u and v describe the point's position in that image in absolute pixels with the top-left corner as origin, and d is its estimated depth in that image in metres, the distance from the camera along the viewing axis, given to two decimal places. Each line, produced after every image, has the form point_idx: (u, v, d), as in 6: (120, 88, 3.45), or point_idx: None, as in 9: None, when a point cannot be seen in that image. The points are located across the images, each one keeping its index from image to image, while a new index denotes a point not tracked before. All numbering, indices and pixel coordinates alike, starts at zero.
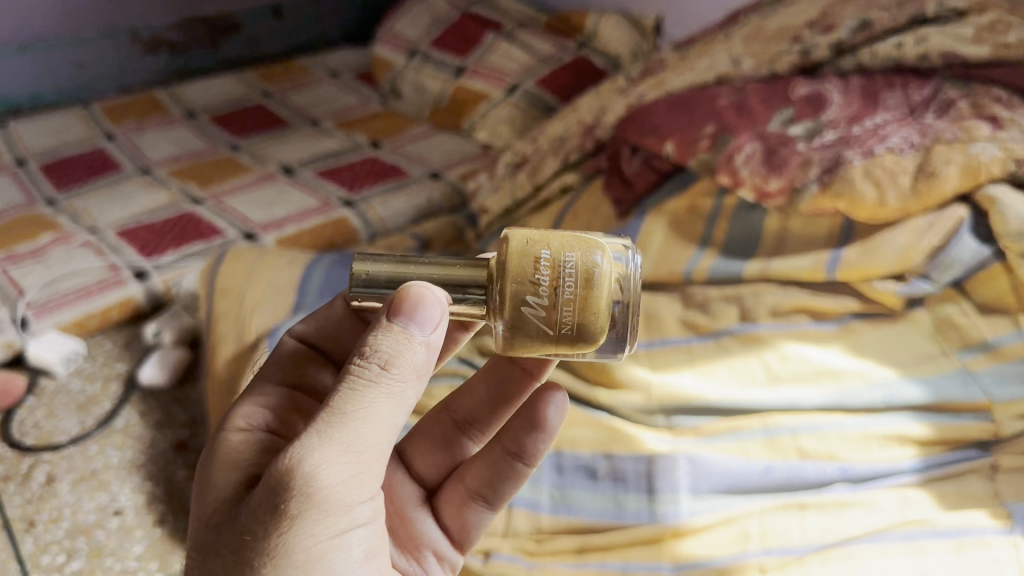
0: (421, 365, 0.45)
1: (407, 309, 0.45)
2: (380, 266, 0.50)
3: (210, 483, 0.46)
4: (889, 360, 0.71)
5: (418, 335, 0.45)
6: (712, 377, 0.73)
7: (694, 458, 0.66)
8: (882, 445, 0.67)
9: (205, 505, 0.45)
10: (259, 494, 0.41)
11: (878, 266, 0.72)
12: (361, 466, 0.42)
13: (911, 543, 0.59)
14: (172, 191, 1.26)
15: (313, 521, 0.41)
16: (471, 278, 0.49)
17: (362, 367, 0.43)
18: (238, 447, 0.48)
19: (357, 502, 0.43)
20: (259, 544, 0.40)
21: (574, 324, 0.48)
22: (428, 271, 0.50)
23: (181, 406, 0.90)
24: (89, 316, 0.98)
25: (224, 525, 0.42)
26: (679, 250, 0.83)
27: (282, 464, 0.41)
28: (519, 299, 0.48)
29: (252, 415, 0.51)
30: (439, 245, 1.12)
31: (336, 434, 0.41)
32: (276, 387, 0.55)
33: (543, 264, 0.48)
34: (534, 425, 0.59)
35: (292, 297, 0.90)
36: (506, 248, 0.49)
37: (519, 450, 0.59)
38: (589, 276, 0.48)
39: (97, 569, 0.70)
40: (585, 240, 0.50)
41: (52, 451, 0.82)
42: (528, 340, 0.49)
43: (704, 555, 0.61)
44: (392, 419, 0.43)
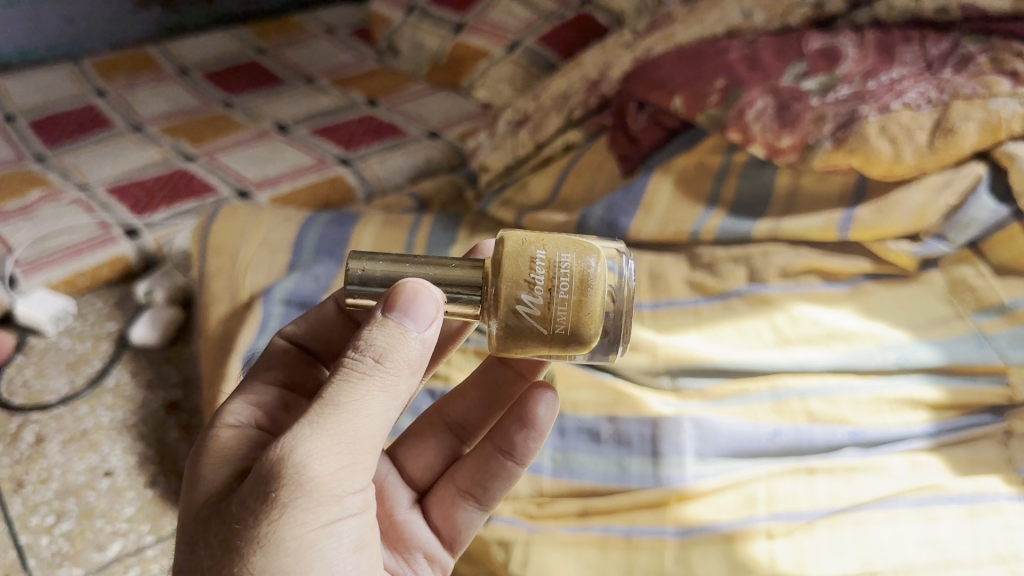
0: (415, 361, 0.43)
1: (401, 305, 0.43)
2: (376, 262, 0.47)
3: (199, 478, 0.43)
4: (901, 323, 0.69)
5: (412, 331, 0.43)
6: (720, 339, 0.71)
7: (701, 422, 0.64)
8: (893, 410, 0.64)
9: (195, 498, 0.42)
10: (248, 484, 0.39)
11: (893, 225, 0.70)
12: (352, 457, 0.40)
13: (923, 509, 0.57)
14: (164, 148, 1.23)
15: (304, 509, 0.38)
16: (467, 279, 0.47)
17: (356, 360, 0.41)
18: (227, 442, 0.45)
19: (348, 492, 0.40)
20: (249, 533, 0.38)
21: (567, 327, 0.46)
22: (423, 271, 0.47)
23: (174, 365, 0.88)
24: (79, 274, 0.96)
25: (213, 515, 0.40)
26: (686, 210, 0.80)
27: (273, 454, 0.39)
28: (512, 300, 0.45)
29: (241, 413, 0.49)
30: (438, 204, 1.09)
31: (328, 424, 0.39)
32: (266, 386, 0.53)
33: (538, 265, 0.46)
34: (524, 421, 0.56)
35: (287, 256, 0.88)
36: (502, 248, 0.46)
37: (510, 447, 0.57)
38: (584, 280, 0.46)
39: (88, 531, 0.68)
40: (581, 243, 0.47)
41: (41, 411, 0.80)
42: (522, 341, 0.46)
43: (710, 519, 0.60)
44: (385, 413, 0.42)
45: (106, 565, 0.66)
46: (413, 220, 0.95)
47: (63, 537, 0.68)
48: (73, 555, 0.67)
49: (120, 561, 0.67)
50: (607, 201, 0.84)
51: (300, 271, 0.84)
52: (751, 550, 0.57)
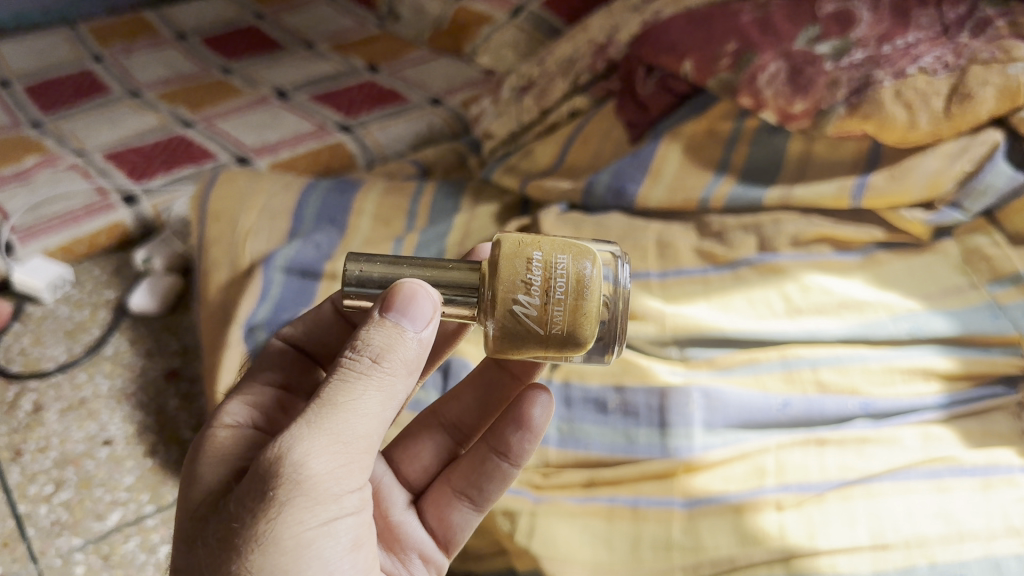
0: (413, 361, 0.41)
1: (399, 305, 0.41)
2: (373, 263, 0.45)
3: (197, 478, 0.42)
4: (914, 293, 0.68)
5: (410, 331, 0.41)
6: (729, 309, 0.69)
7: (710, 392, 0.63)
8: (905, 380, 0.63)
9: (191, 498, 0.41)
10: (245, 482, 0.38)
11: (907, 193, 0.69)
12: (349, 457, 0.39)
13: (935, 480, 0.57)
14: (162, 114, 1.21)
15: (302, 508, 0.37)
16: (465, 280, 0.45)
17: (353, 360, 0.40)
18: (225, 443, 0.44)
19: (346, 491, 0.39)
20: (247, 531, 0.37)
21: (563, 331, 0.44)
22: (421, 272, 0.45)
23: (173, 333, 0.87)
24: (77, 241, 0.94)
25: (211, 513, 0.39)
26: (695, 177, 0.78)
27: (270, 453, 0.37)
28: (509, 301, 0.43)
29: (238, 413, 0.47)
30: (441, 171, 1.07)
31: (325, 423, 0.38)
32: (263, 386, 0.51)
33: (535, 266, 0.44)
34: (519, 423, 0.54)
35: (288, 223, 0.86)
36: (498, 250, 0.44)
37: (504, 448, 0.55)
38: (581, 284, 0.44)
39: (87, 500, 0.68)
40: (578, 246, 0.46)
41: (39, 379, 0.79)
42: (518, 343, 0.44)
43: (718, 490, 0.59)
44: (382, 412, 0.40)
45: (105, 535, 0.65)
46: (416, 188, 0.93)
47: (61, 506, 0.67)
48: (73, 524, 0.66)
49: (120, 531, 0.66)
50: (615, 167, 0.82)
51: (301, 239, 0.82)
52: (760, 521, 0.56)
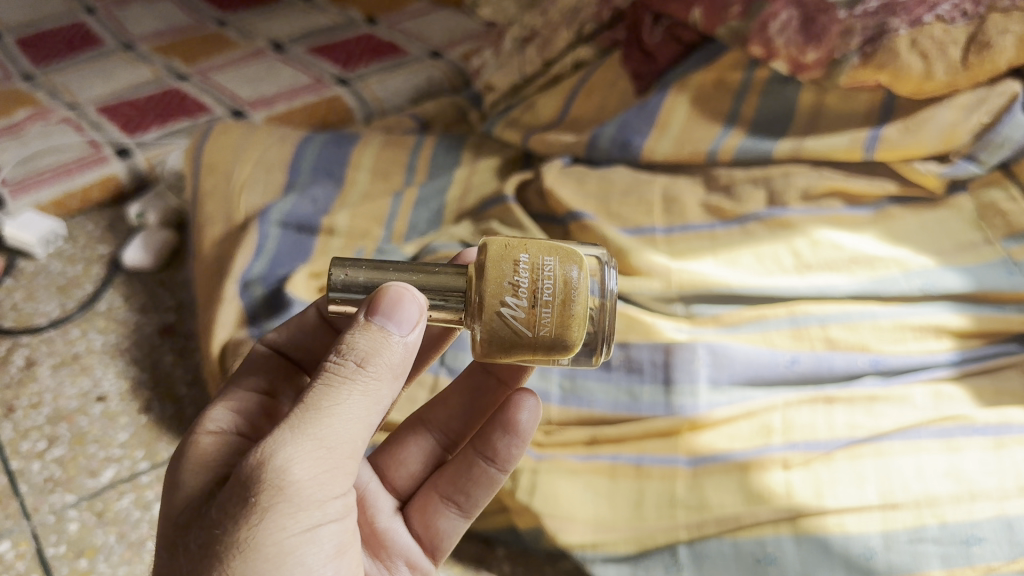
0: (399, 365, 0.40)
1: (384, 308, 0.40)
2: (357, 266, 0.43)
3: (178, 485, 0.39)
4: (926, 248, 0.66)
5: (395, 335, 0.39)
6: (737, 265, 0.68)
7: (715, 348, 0.62)
8: (917, 337, 0.62)
9: (171, 506, 0.39)
10: (227, 487, 0.36)
11: (922, 145, 0.67)
12: (334, 462, 0.37)
13: (946, 440, 0.55)
14: (156, 67, 1.18)
15: (284, 514, 0.35)
16: (452, 284, 0.43)
17: (337, 364, 0.38)
18: (209, 450, 0.41)
19: (330, 497, 0.38)
20: (227, 538, 0.35)
21: (550, 335, 0.42)
22: (407, 274, 0.43)
23: (167, 289, 0.85)
24: (69, 195, 0.92)
25: (194, 519, 0.37)
26: (702, 130, 0.76)
27: (252, 459, 0.36)
28: (496, 303, 0.41)
29: (221, 419, 0.45)
30: (441, 125, 1.04)
31: (308, 428, 0.36)
32: (246, 392, 0.48)
33: (522, 268, 0.42)
34: (505, 428, 0.51)
35: (284, 176, 0.84)
36: (484, 253, 0.43)
37: (491, 453, 0.52)
38: (568, 288, 0.42)
39: (80, 456, 0.67)
40: (566, 249, 0.44)
41: (31, 334, 0.77)
42: (506, 348, 0.42)
43: (724, 448, 0.58)
44: (367, 417, 0.39)
45: (99, 491, 0.64)
46: (415, 140, 0.90)
47: (54, 463, 0.66)
48: (66, 481, 0.65)
49: (114, 488, 0.65)
50: (620, 119, 0.80)
51: (296, 193, 0.80)
52: (766, 479, 0.55)
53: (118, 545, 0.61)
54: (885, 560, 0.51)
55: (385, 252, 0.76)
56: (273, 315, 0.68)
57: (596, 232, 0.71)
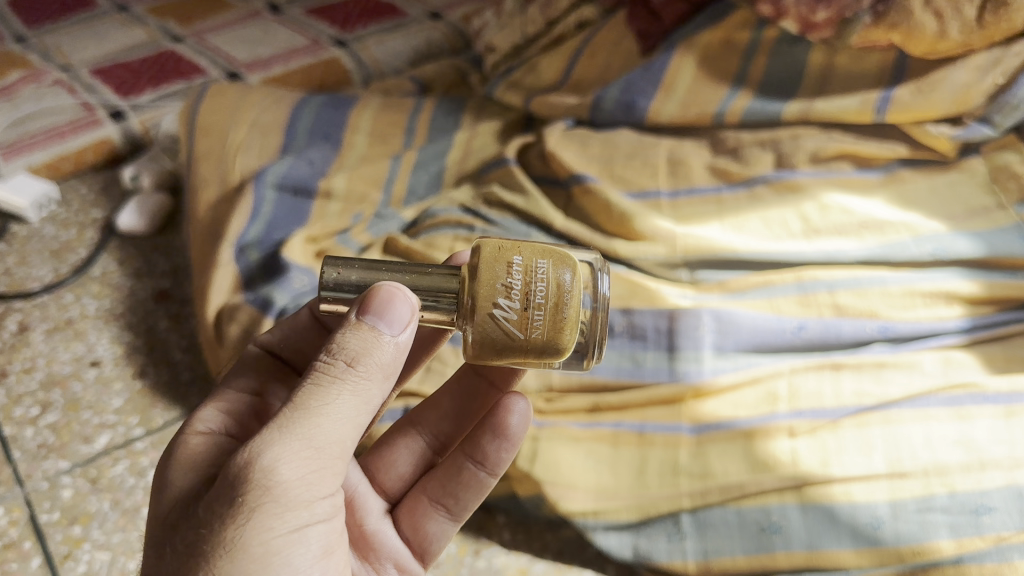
0: (389, 365, 0.39)
1: (376, 307, 0.38)
2: (350, 265, 0.42)
3: (166, 485, 0.38)
4: (938, 213, 0.65)
5: (386, 334, 0.38)
6: (743, 230, 0.67)
7: (721, 314, 0.61)
8: (927, 304, 0.60)
9: (159, 506, 0.38)
10: (215, 487, 0.35)
11: (933, 107, 0.66)
12: (322, 462, 0.36)
13: (956, 407, 0.54)
14: (151, 29, 1.15)
15: (272, 514, 0.34)
16: (444, 285, 0.42)
17: (327, 363, 0.37)
18: (197, 450, 0.40)
19: (318, 497, 0.37)
20: (214, 538, 0.34)
21: (543, 338, 0.41)
22: (400, 273, 0.42)
23: (162, 254, 0.83)
24: (61, 158, 0.91)
25: (181, 519, 0.35)
26: (709, 91, 0.74)
27: (239, 458, 0.35)
28: (487, 304, 0.40)
29: (211, 420, 0.43)
30: (441, 88, 1.02)
31: (297, 428, 0.35)
32: (238, 394, 0.47)
33: (515, 270, 0.41)
34: (494, 431, 0.50)
35: (280, 138, 0.82)
36: (477, 254, 0.41)
37: (480, 456, 0.51)
38: (561, 291, 0.41)
39: (74, 423, 0.66)
40: (560, 252, 0.42)
41: (24, 299, 0.76)
42: (498, 351, 0.41)
43: (727, 417, 0.57)
44: (357, 417, 0.38)
45: (93, 458, 0.63)
46: (414, 102, 0.88)
47: (48, 429, 0.65)
48: (60, 447, 0.64)
49: (109, 454, 0.64)
50: (625, 80, 0.77)
51: (294, 155, 0.78)
52: (772, 447, 0.55)
53: (113, 512, 0.60)
54: (893, 529, 0.49)
55: (384, 218, 0.75)
56: (269, 280, 0.67)
57: (600, 197, 0.70)
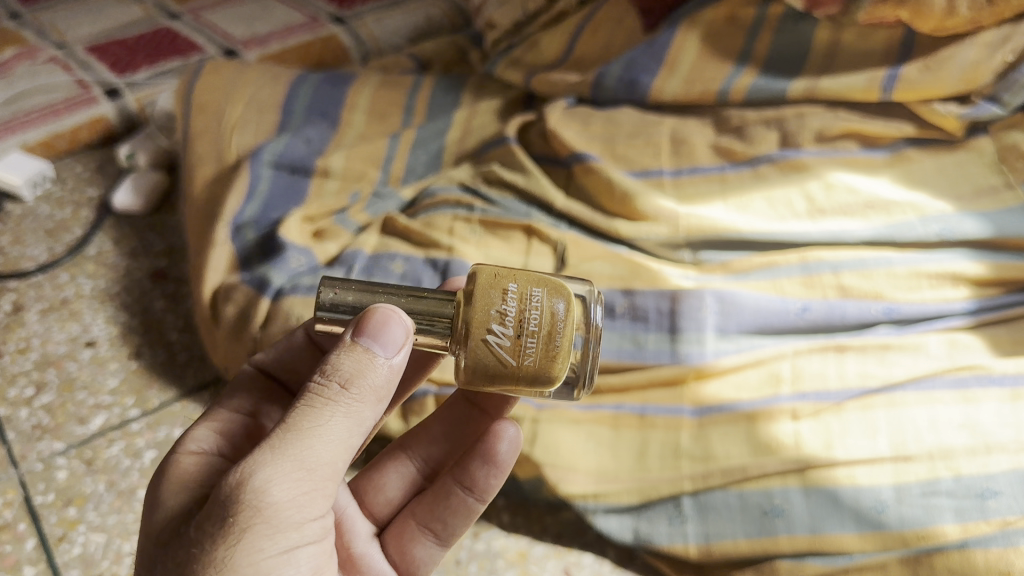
0: (382, 388, 0.38)
1: (371, 329, 0.38)
2: (348, 286, 0.42)
3: (158, 504, 0.38)
4: (944, 193, 0.64)
5: (380, 357, 0.38)
6: (747, 210, 0.66)
7: (724, 296, 0.60)
8: (933, 285, 0.60)
9: (150, 525, 0.37)
10: (206, 507, 0.35)
11: (942, 85, 0.64)
12: (313, 484, 0.36)
13: (962, 390, 0.53)
14: (148, 6, 1.13)
15: (262, 535, 0.34)
16: (439, 309, 0.42)
17: (320, 385, 0.37)
18: (190, 469, 0.40)
19: (308, 518, 0.36)
20: (204, 558, 0.33)
21: (535, 366, 0.40)
22: (397, 295, 0.42)
23: (158, 233, 0.82)
24: (56, 136, 0.90)
25: (172, 539, 0.35)
26: (714, 68, 0.73)
27: (231, 478, 0.34)
28: (481, 330, 0.40)
29: (204, 439, 0.43)
30: (441, 66, 1.01)
31: (289, 449, 0.35)
32: (231, 414, 0.47)
33: (510, 297, 0.40)
34: (483, 457, 0.50)
35: (276, 116, 0.81)
36: (474, 280, 0.41)
37: (468, 481, 0.50)
38: (554, 320, 0.40)
39: (69, 403, 0.65)
40: (556, 282, 0.42)
41: (18, 279, 0.75)
42: (489, 377, 0.41)
43: (729, 399, 0.56)
44: (348, 439, 0.37)
45: (89, 439, 0.63)
46: (413, 80, 0.87)
47: (42, 410, 0.64)
48: (54, 428, 0.63)
49: (104, 435, 0.63)
50: (626, 57, 0.76)
51: (291, 134, 0.77)
52: (774, 430, 0.54)
53: (108, 494, 0.59)
54: (898, 513, 0.49)
55: (382, 196, 0.74)
56: (266, 260, 0.66)
57: (602, 176, 0.69)
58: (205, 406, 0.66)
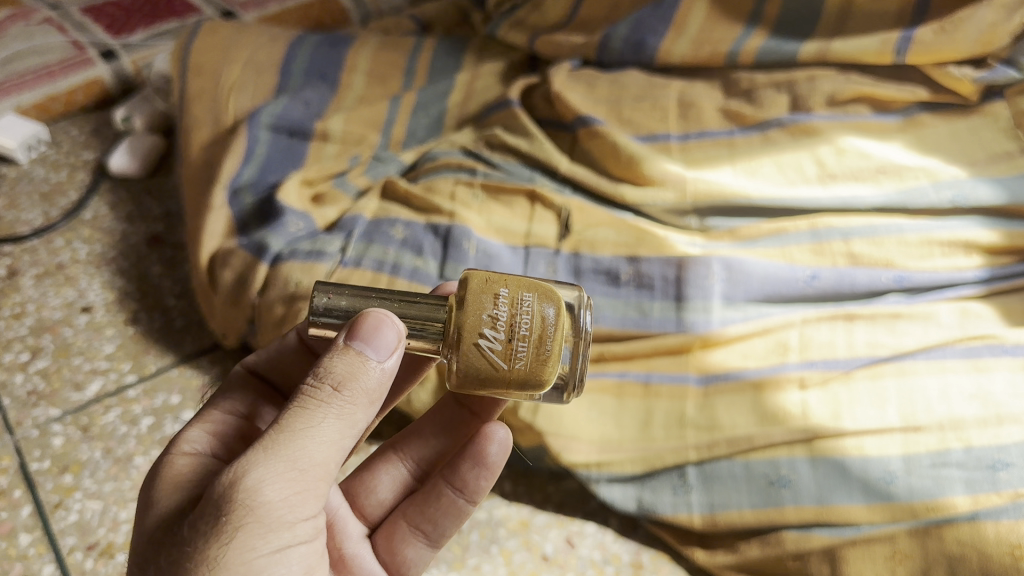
0: (375, 390, 0.37)
1: (364, 333, 0.37)
2: (341, 290, 0.40)
3: (150, 502, 0.37)
4: (957, 158, 0.62)
5: (373, 360, 0.37)
6: (756, 174, 0.64)
7: (731, 263, 0.59)
8: (945, 254, 0.58)
9: (141, 523, 0.36)
10: (199, 505, 0.34)
11: (956, 48, 0.63)
12: (306, 484, 0.35)
13: (973, 359, 0.52)
14: None
15: (254, 534, 0.33)
16: (431, 314, 0.40)
17: (313, 387, 0.36)
18: (183, 469, 0.38)
19: (300, 518, 0.35)
20: (196, 555, 0.32)
21: (525, 371, 0.39)
22: (390, 299, 0.40)
23: (155, 197, 0.81)
24: (52, 99, 0.89)
25: (163, 537, 0.34)
26: (723, 30, 0.71)
27: (224, 478, 0.33)
28: (471, 334, 0.38)
29: (197, 440, 0.41)
30: (443, 28, 0.99)
31: (281, 450, 0.34)
32: (224, 415, 0.45)
33: (502, 302, 0.39)
34: (472, 458, 0.48)
35: (275, 78, 0.78)
36: (464, 285, 0.40)
37: (458, 483, 0.48)
38: (545, 325, 0.39)
39: (65, 369, 0.64)
40: (546, 286, 0.40)
41: (13, 243, 0.74)
42: (480, 383, 0.39)
43: (736, 367, 0.55)
44: (341, 440, 0.36)
45: (85, 405, 0.62)
46: (414, 41, 0.84)
47: (38, 375, 0.64)
48: (50, 394, 0.62)
49: (100, 402, 0.62)
50: (635, 18, 0.74)
51: (289, 98, 0.75)
52: (782, 399, 0.53)
53: (104, 461, 0.59)
54: (907, 484, 0.48)
55: (383, 161, 0.72)
56: (263, 225, 0.64)
57: (608, 140, 0.67)
58: (203, 372, 0.66)
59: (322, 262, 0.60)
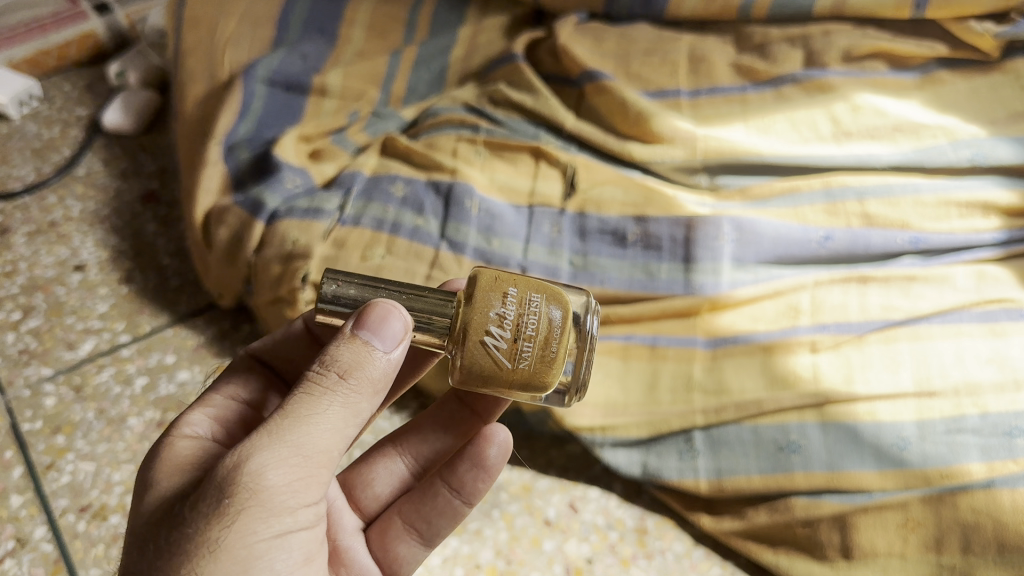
0: (381, 381, 0.36)
1: (372, 322, 0.35)
2: (350, 278, 0.38)
3: (148, 483, 0.35)
4: (977, 117, 0.61)
5: (379, 350, 0.35)
6: (769, 132, 0.62)
7: (742, 223, 0.57)
8: (962, 215, 0.57)
9: (138, 504, 0.35)
10: (200, 486, 0.33)
11: (978, 4, 0.61)
12: (310, 471, 0.34)
13: (990, 324, 0.51)
14: None
15: (256, 518, 0.32)
16: (439, 308, 0.38)
17: (318, 374, 0.34)
18: (183, 452, 0.37)
19: (303, 504, 0.34)
20: (196, 537, 0.31)
21: (529, 371, 0.37)
22: (398, 289, 0.39)
23: (150, 153, 0.79)
24: (43, 54, 0.86)
25: (160, 516, 0.33)
26: None
27: (227, 461, 0.32)
28: (476, 331, 0.37)
29: (198, 423, 0.40)
30: None
31: (285, 435, 0.33)
32: (226, 401, 0.43)
33: (509, 301, 0.37)
34: (471, 459, 0.46)
35: (271, 32, 0.75)
36: (473, 282, 0.38)
37: (455, 483, 0.47)
38: (551, 327, 0.37)
39: (58, 328, 0.63)
40: (556, 288, 0.39)
41: (5, 201, 0.72)
42: (481, 381, 0.38)
43: (745, 330, 0.54)
44: (345, 429, 0.35)
45: (78, 364, 0.61)
46: None
47: (30, 334, 0.62)
48: (42, 354, 0.61)
49: (93, 361, 0.61)
50: None
51: (286, 52, 0.72)
52: (792, 362, 0.52)
53: (97, 422, 0.57)
54: (920, 450, 0.47)
55: (382, 117, 0.71)
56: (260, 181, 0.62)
57: (615, 96, 0.65)
58: (199, 332, 0.64)
59: (320, 220, 0.58)
